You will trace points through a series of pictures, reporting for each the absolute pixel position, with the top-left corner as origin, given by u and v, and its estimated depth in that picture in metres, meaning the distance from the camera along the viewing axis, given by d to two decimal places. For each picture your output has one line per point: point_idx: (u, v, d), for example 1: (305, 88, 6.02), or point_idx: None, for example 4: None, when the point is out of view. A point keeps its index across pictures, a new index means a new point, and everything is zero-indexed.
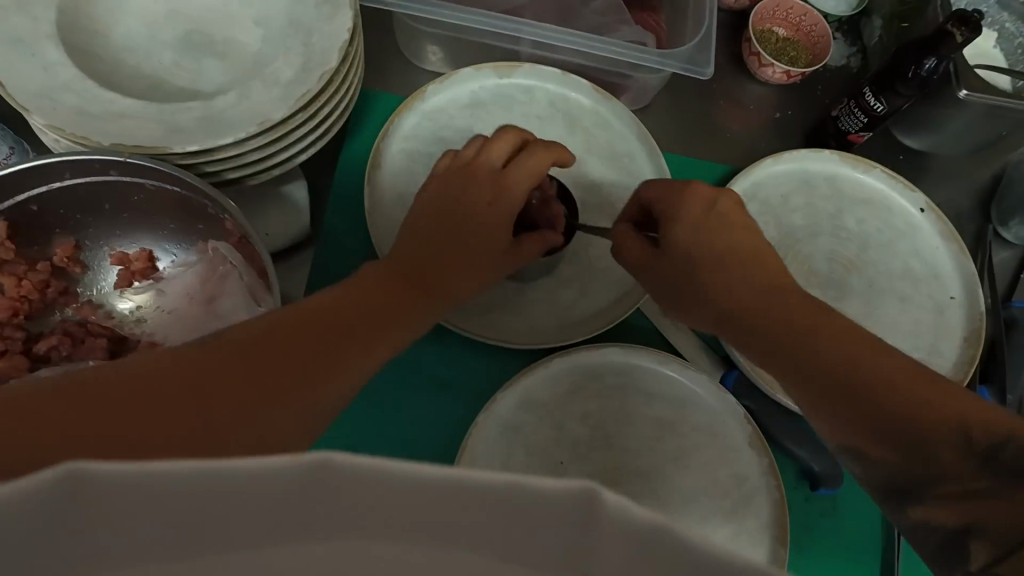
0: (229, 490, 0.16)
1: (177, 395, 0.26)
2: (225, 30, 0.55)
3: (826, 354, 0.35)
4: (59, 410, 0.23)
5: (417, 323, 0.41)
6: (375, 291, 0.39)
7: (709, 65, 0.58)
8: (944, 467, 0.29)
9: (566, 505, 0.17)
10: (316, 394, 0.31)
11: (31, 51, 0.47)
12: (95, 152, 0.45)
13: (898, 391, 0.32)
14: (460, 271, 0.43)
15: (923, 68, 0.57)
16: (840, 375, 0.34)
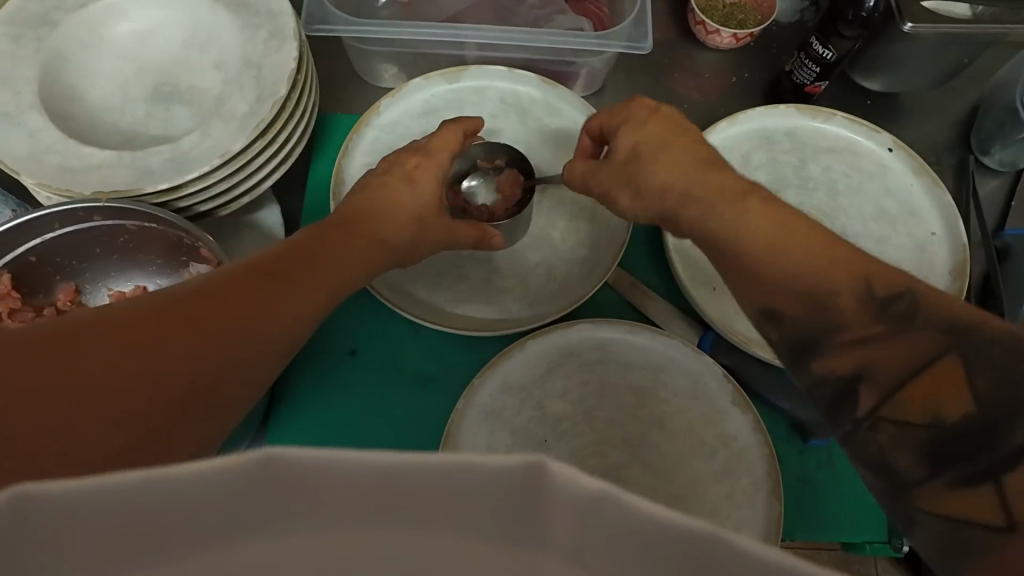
0: (176, 496, 0.16)
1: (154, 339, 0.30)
2: (189, 77, 0.60)
3: (734, 233, 0.35)
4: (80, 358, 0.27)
5: (361, 264, 0.43)
6: (319, 237, 0.42)
7: (647, 39, 0.59)
8: (843, 316, 0.32)
9: (508, 477, 0.16)
10: (263, 336, 0.35)
11: (16, 121, 0.53)
12: (81, 202, 0.50)
13: (785, 258, 0.33)
14: (397, 223, 0.46)
15: (863, 8, 0.58)
16: (764, 245, 0.34)
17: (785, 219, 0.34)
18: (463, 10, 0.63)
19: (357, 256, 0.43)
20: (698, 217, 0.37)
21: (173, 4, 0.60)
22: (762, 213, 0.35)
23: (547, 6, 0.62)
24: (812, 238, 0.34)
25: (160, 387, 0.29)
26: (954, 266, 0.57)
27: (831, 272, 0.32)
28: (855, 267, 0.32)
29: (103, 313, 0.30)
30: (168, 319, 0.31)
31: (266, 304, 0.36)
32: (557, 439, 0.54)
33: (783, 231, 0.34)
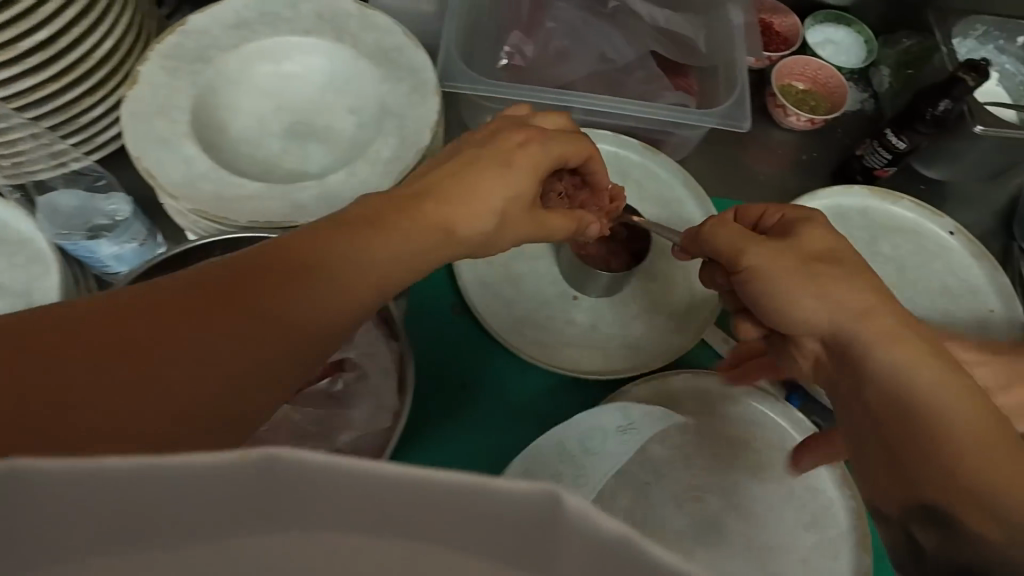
0: (116, 488, 0.15)
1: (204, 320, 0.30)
2: (322, 118, 0.65)
3: (956, 428, 0.32)
4: (148, 321, 0.29)
5: (895, 357, 0.36)
6: (804, 253, 0.43)
7: (746, 119, 0.65)
8: (961, 544, 0.28)
9: (527, 511, 0.15)
10: (885, 358, 0.37)
11: (174, 148, 0.57)
12: (242, 231, 0.55)
13: (956, 455, 0.31)
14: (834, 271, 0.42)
15: (938, 110, 0.64)
16: (970, 442, 0.31)
17: (953, 395, 0.34)
18: (576, 79, 0.69)
19: (843, 286, 0.41)
20: (886, 382, 0.36)
21: (314, 52, 0.64)
22: (914, 357, 0.36)
23: (652, 82, 0.68)
24: (982, 439, 0.32)
25: (152, 360, 0.28)
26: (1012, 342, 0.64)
27: (1008, 495, 0.28)
28: (986, 466, 0.30)
29: (191, 279, 0.31)
30: (209, 300, 0.31)
31: (866, 343, 0.38)
32: (657, 481, 0.57)
33: (959, 424, 0.32)
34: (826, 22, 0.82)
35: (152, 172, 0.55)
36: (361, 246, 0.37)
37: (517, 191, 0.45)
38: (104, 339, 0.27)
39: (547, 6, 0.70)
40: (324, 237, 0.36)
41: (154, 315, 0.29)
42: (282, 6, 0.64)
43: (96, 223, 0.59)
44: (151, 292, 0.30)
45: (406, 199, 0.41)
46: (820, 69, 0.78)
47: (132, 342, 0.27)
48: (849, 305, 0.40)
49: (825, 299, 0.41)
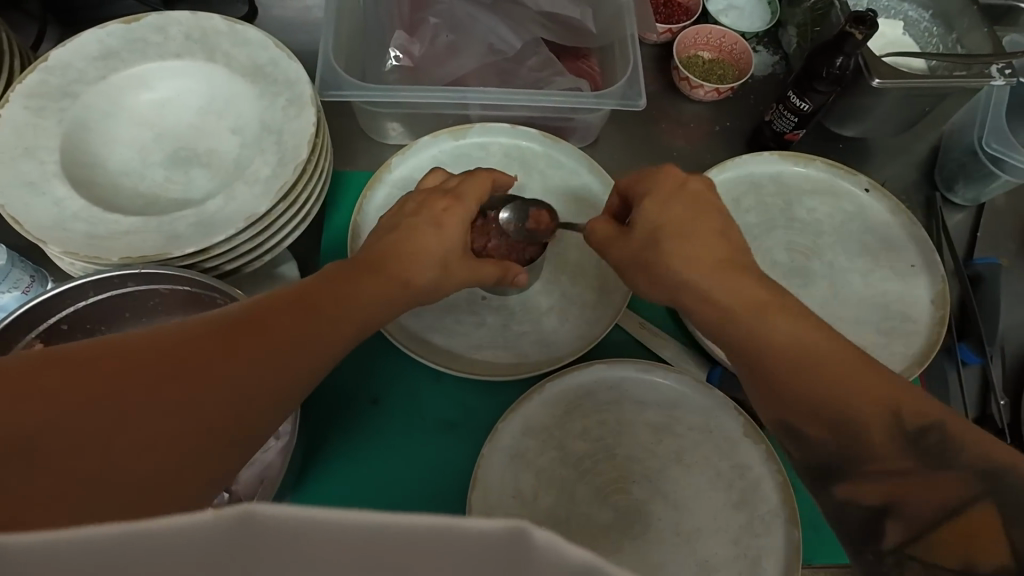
0: (164, 546, 0.17)
1: (188, 358, 0.34)
2: (205, 142, 0.62)
3: (819, 357, 0.38)
4: (143, 356, 0.32)
5: (779, 317, 0.40)
6: (663, 224, 0.46)
7: (640, 97, 0.63)
8: (874, 449, 0.36)
9: (497, 541, 0.18)
10: (770, 311, 0.41)
11: (41, 191, 0.54)
12: (115, 269, 0.52)
13: (831, 394, 0.37)
14: (691, 241, 0.44)
15: (834, 67, 0.62)
16: (813, 367, 0.38)
17: (853, 358, 0.38)
18: (467, 73, 0.67)
19: (695, 246, 0.44)
20: (759, 349, 0.40)
21: (187, 74, 0.63)
22: (790, 322, 0.40)
23: (545, 69, 0.67)
24: (858, 370, 0.37)
25: (169, 392, 0.32)
26: (936, 294, 0.62)
27: (860, 407, 0.36)
28: (875, 396, 0.36)
29: (196, 325, 0.36)
30: (213, 342, 0.35)
31: (749, 298, 0.42)
32: (579, 478, 0.55)
33: (832, 363, 0.38)
34: None
35: (16, 217, 0.53)
36: (314, 302, 0.41)
37: (458, 244, 0.49)
38: (99, 382, 0.30)
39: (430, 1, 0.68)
40: (291, 299, 0.41)
41: (150, 357, 0.33)
42: (147, 30, 0.62)
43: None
44: (166, 344, 0.34)
45: (374, 255, 0.47)
46: (724, 37, 0.76)
47: (126, 381, 0.31)
48: (716, 262, 0.44)
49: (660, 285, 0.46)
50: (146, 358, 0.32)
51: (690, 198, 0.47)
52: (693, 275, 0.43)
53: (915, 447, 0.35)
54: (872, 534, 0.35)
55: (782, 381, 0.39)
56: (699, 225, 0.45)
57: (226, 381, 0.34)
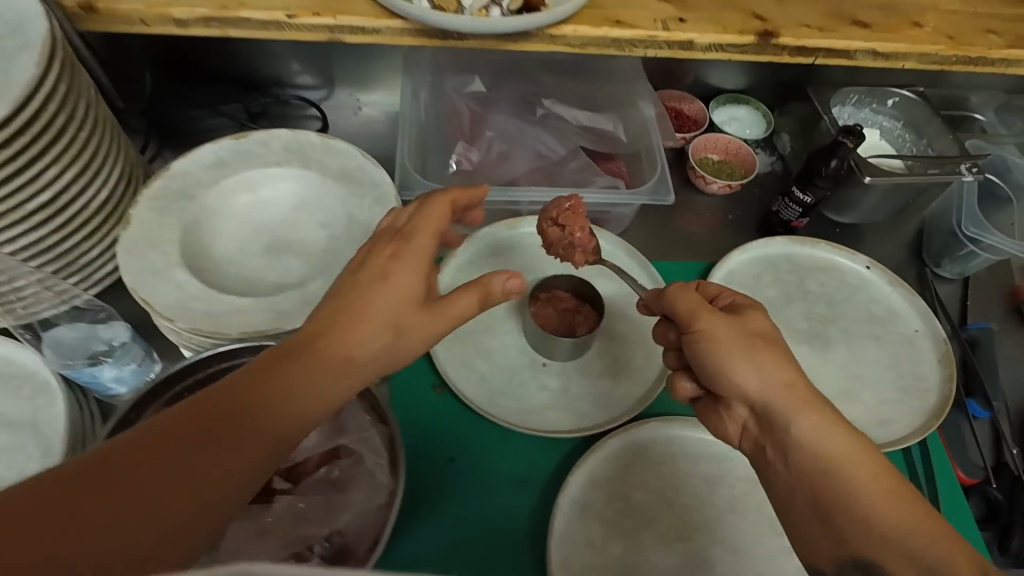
0: None
1: (192, 438, 0.34)
2: (298, 234, 0.72)
3: (889, 503, 0.44)
4: (160, 440, 0.34)
5: (846, 445, 0.46)
6: (754, 338, 0.50)
7: (669, 193, 0.75)
8: None
9: None
10: (843, 441, 0.46)
11: (166, 277, 0.63)
12: (233, 342, 0.59)
13: (909, 531, 0.42)
14: (776, 356, 0.50)
15: (831, 168, 0.74)
16: (886, 498, 0.44)
17: (903, 502, 0.44)
18: (519, 175, 0.79)
19: (784, 365, 0.49)
20: (832, 467, 0.45)
21: (284, 179, 0.73)
22: (854, 449, 0.46)
23: (585, 170, 0.78)
24: (918, 517, 0.43)
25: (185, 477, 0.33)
26: (940, 355, 0.71)
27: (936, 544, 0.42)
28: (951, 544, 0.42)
29: (194, 400, 0.36)
30: (207, 415, 0.35)
31: (829, 426, 0.47)
32: (644, 528, 0.60)
33: (895, 507, 0.43)
34: (728, 104, 0.95)
35: (146, 299, 0.61)
36: (310, 346, 0.41)
37: (415, 293, 0.45)
38: (111, 475, 0.31)
39: (486, 117, 0.81)
40: (290, 349, 0.41)
41: (164, 442, 0.34)
42: (253, 144, 0.73)
43: (96, 349, 0.62)
44: (168, 425, 0.35)
45: (360, 283, 0.44)
46: (729, 142, 0.90)
47: (114, 481, 0.31)
48: (789, 377, 0.49)
49: (765, 371, 0.49)
50: (161, 440, 0.34)
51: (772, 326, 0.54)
52: (782, 382, 0.48)
53: None
54: None
55: (859, 491, 0.44)
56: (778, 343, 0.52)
57: (232, 452, 0.35)
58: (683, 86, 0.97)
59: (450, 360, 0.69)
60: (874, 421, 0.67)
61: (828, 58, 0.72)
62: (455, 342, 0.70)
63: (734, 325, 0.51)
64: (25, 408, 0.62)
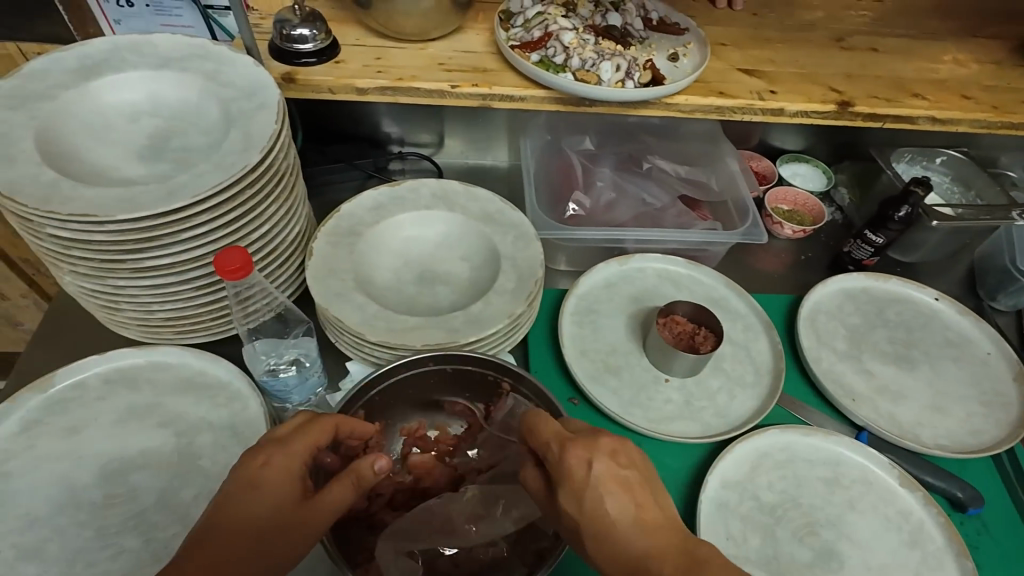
0: None
1: (208, 550, 0.48)
2: (444, 267, 0.83)
3: None
4: (227, 537, 0.49)
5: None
6: (628, 483, 0.50)
7: (762, 233, 0.86)
8: None
9: None
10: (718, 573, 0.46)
11: (350, 300, 0.73)
12: (416, 352, 0.69)
13: None
14: (622, 519, 0.48)
15: (902, 213, 0.86)
16: None
17: None
18: (627, 219, 0.91)
19: (657, 514, 0.49)
20: None
21: (432, 220, 0.85)
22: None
23: (685, 215, 0.90)
24: None
25: None
26: (1014, 373, 0.80)
27: None
28: None
29: (210, 518, 0.50)
30: (215, 534, 0.49)
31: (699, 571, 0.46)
32: (777, 522, 0.68)
33: None
34: (791, 162, 1.09)
35: (337, 318, 0.71)
36: (263, 492, 0.51)
37: (295, 484, 0.52)
38: (242, 550, 0.49)
39: (595, 170, 0.94)
40: (236, 489, 0.51)
41: (237, 532, 0.49)
42: (405, 191, 0.86)
43: (272, 364, 0.72)
44: (203, 536, 0.49)
45: (284, 433, 0.55)
46: (798, 193, 1.03)
47: (241, 543, 0.49)
48: (658, 541, 0.48)
49: (638, 536, 0.47)
50: (236, 532, 0.49)
51: (614, 455, 0.50)
52: (643, 552, 0.47)
53: None
54: None
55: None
56: (627, 495, 0.49)
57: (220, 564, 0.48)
58: (749, 147, 1.11)
59: (584, 376, 0.78)
60: (965, 431, 0.75)
61: (895, 124, 0.86)
62: (586, 361, 0.79)
63: (583, 479, 0.49)
64: (223, 413, 0.69)
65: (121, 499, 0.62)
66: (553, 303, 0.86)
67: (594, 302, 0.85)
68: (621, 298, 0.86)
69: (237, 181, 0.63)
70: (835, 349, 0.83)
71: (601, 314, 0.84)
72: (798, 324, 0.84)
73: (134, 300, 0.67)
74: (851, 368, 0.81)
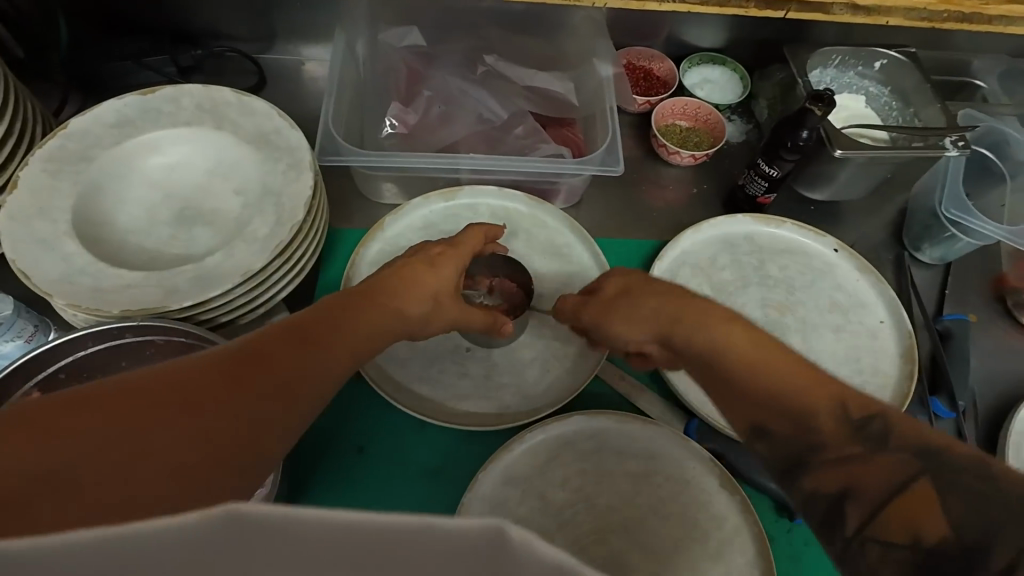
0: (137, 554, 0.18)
1: (215, 389, 0.35)
2: (210, 202, 0.67)
3: (728, 358, 0.43)
4: (225, 371, 0.37)
5: (705, 334, 0.45)
6: (628, 276, 0.54)
7: (620, 163, 0.68)
8: (827, 432, 0.37)
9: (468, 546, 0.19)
10: (701, 308, 0.47)
11: (52, 248, 0.58)
12: (116, 320, 0.55)
13: (776, 391, 0.40)
14: (650, 289, 0.52)
15: (800, 138, 0.66)
16: (745, 367, 0.42)
17: (780, 358, 0.41)
18: (458, 140, 0.72)
19: (664, 289, 0.51)
20: (685, 343, 0.46)
21: (196, 140, 0.67)
22: (742, 333, 0.43)
23: (529, 135, 0.71)
24: (775, 366, 0.41)
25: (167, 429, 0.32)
26: (904, 349, 0.65)
27: (812, 397, 0.39)
28: (806, 388, 0.39)
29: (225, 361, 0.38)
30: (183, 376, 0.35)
31: (682, 312, 0.47)
32: (559, 528, 0.56)
33: (764, 364, 0.41)
34: (701, 66, 0.86)
35: (26, 272, 0.56)
36: (364, 331, 0.46)
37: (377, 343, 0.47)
38: (197, 409, 0.34)
39: (427, 75, 0.74)
40: (305, 330, 0.43)
41: (194, 387, 0.35)
42: (162, 101, 0.67)
43: None
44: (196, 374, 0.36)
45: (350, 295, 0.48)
46: (699, 108, 0.82)
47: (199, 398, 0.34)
48: (669, 301, 0.49)
49: (658, 309, 0.49)
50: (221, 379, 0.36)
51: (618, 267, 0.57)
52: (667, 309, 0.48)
53: (862, 432, 0.36)
54: (835, 518, 0.35)
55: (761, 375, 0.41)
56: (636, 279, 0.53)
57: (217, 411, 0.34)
58: (655, 44, 0.88)
59: None
60: None
61: (801, 11, 0.65)
62: None
63: (577, 297, 0.58)
64: None
65: None
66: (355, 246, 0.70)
67: (403, 248, 0.69)
68: None
69: None
70: None
71: None
72: None
73: None
74: None
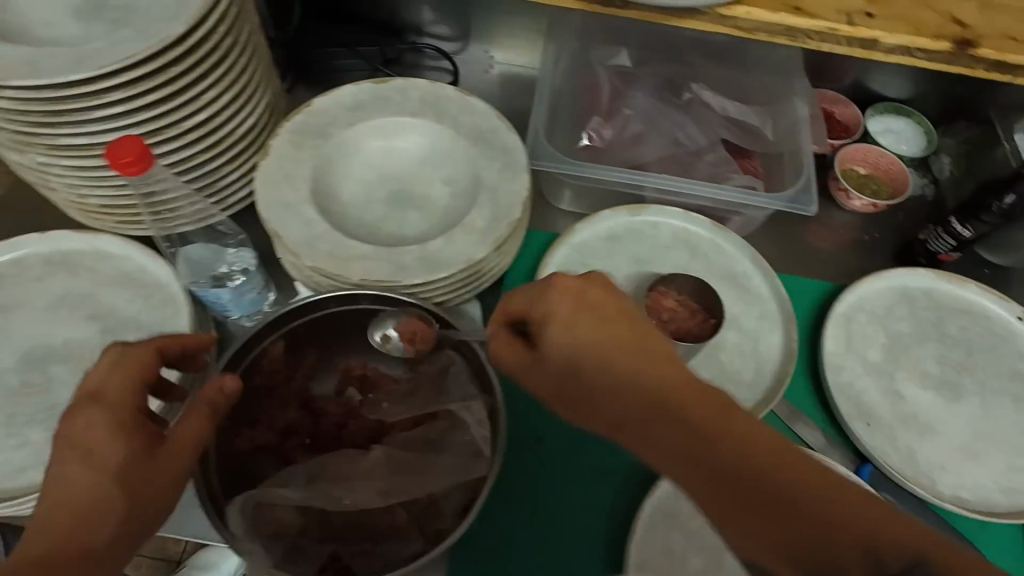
0: None
1: (109, 497, 0.43)
2: (420, 188, 0.72)
3: (670, 450, 0.37)
4: (140, 478, 0.44)
5: (690, 407, 0.37)
6: (567, 288, 0.43)
7: (813, 204, 0.70)
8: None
9: None
10: (683, 373, 0.39)
11: (296, 213, 0.64)
12: (356, 287, 0.60)
13: (797, 499, 0.33)
14: (575, 325, 0.42)
15: (1004, 202, 0.67)
16: (698, 449, 0.36)
17: (773, 453, 0.35)
18: (650, 160, 0.75)
19: (586, 322, 0.42)
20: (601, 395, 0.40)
21: (416, 130, 0.73)
22: (699, 400, 0.38)
23: (722, 164, 0.74)
24: (773, 460, 0.35)
25: (129, 495, 0.44)
26: None
27: (819, 503, 0.33)
28: (840, 514, 0.33)
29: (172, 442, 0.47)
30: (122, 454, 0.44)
31: (645, 358, 0.40)
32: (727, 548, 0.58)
33: (750, 467, 0.35)
34: (885, 114, 0.86)
35: (278, 233, 0.63)
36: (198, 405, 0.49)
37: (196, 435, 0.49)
38: (128, 488, 0.44)
39: (627, 94, 0.78)
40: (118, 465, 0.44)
41: (125, 487, 0.44)
42: (392, 91, 0.73)
43: (219, 272, 0.66)
44: (111, 457, 0.44)
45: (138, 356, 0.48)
46: (881, 157, 0.82)
47: (143, 486, 0.44)
48: (591, 336, 0.41)
49: (644, 361, 0.40)
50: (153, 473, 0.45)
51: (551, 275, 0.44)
52: (563, 351, 0.42)
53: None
54: None
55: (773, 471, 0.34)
56: (583, 312, 0.42)
57: (141, 485, 0.44)
58: (837, 88, 0.89)
59: None
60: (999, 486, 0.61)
61: None
62: None
63: (539, 311, 0.43)
64: (154, 315, 0.66)
65: (39, 388, 0.62)
66: (542, 247, 0.75)
67: (589, 255, 0.73)
68: (622, 256, 0.73)
69: (160, 54, 0.53)
70: (865, 358, 0.68)
71: (593, 270, 0.72)
72: (828, 323, 0.69)
73: (63, 180, 0.61)
74: (878, 386, 0.67)
